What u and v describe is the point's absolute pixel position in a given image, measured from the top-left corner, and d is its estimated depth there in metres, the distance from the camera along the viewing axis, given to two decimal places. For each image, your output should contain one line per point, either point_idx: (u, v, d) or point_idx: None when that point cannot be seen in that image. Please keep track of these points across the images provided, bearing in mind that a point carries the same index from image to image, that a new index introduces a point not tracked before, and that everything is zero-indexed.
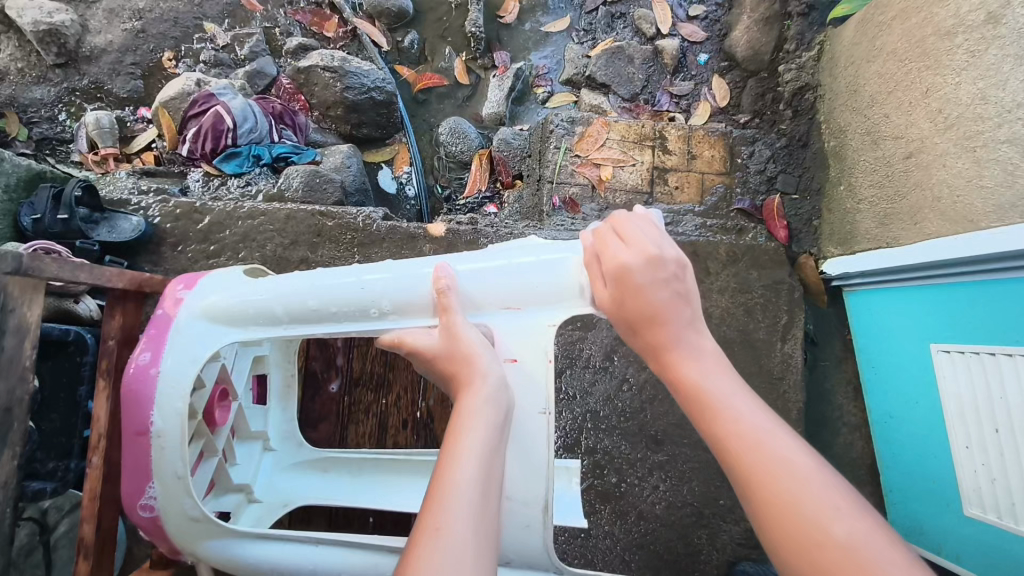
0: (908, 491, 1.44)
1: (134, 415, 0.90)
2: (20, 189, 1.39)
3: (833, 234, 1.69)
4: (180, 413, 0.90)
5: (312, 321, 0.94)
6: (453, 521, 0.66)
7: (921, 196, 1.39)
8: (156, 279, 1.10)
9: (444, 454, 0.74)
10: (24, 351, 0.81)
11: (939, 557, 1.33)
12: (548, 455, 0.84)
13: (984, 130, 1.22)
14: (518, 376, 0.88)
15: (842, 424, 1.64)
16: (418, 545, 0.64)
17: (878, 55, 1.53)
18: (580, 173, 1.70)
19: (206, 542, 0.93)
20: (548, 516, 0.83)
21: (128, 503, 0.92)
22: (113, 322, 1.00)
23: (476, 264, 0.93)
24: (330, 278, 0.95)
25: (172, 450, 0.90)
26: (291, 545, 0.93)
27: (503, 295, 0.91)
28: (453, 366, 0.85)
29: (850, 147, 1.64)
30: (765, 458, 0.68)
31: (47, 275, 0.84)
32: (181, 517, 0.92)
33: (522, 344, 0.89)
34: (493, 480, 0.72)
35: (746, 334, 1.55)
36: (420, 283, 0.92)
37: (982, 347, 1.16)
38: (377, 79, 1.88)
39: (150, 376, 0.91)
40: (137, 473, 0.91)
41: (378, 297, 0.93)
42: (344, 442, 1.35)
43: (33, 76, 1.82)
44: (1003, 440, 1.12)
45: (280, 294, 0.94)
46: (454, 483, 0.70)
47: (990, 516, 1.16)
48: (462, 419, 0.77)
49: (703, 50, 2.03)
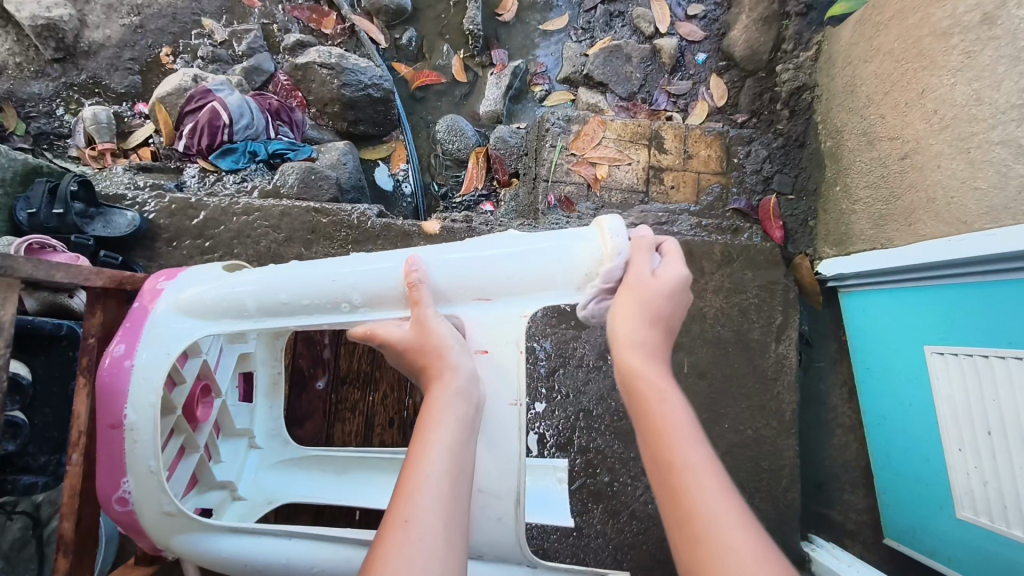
0: (899, 494, 1.44)
1: (107, 408, 0.91)
2: (16, 183, 1.40)
3: (829, 234, 1.69)
4: (154, 405, 0.90)
5: (284, 315, 0.94)
6: (421, 513, 0.67)
7: (916, 197, 1.39)
8: (139, 277, 1.08)
9: (412, 450, 0.75)
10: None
11: (931, 559, 1.34)
12: (519, 448, 0.87)
13: (978, 131, 1.22)
14: (490, 368, 0.91)
15: (836, 425, 1.65)
16: (387, 537, 0.65)
17: (875, 56, 1.53)
18: (576, 172, 1.70)
19: (180, 536, 0.94)
20: (519, 508, 0.86)
21: (104, 498, 0.92)
22: (93, 320, 0.99)
23: (449, 254, 0.91)
24: (301, 270, 0.94)
25: (145, 444, 0.90)
26: (269, 539, 0.94)
27: (474, 287, 0.90)
28: (424, 358, 0.86)
29: (846, 147, 1.64)
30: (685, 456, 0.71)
31: (21, 275, 0.83)
32: (155, 513, 0.92)
33: (492, 336, 0.92)
34: (463, 472, 0.74)
35: (740, 334, 1.55)
36: (392, 276, 0.91)
37: (975, 350, 1.16)
38: (374, 76, 1.87)
39: (124, 368, 0.91)
40: (111, 467, 0.91)
41: (349, 290, 0.92)
42: (330, 440, 1.35)
43: (31, 71, 1.82)
44: (995, 443, 1.12)
45: (251, 289, 0.94)
46: (421, 476, 0.71)
47: (982, 519, 1.16)
48: (432, 410, 0.79)
49: (701, 49, 2.03)
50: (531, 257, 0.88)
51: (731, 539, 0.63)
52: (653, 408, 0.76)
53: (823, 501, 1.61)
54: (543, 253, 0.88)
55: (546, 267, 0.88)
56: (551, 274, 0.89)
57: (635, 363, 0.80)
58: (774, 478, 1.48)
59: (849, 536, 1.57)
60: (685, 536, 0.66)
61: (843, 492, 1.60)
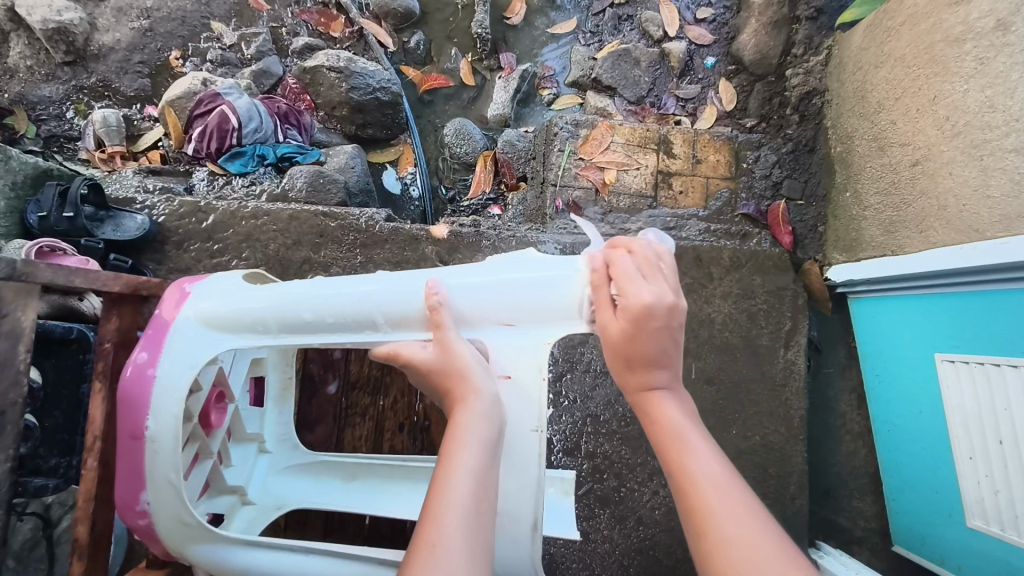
0: (908, 502, 1.43)
1: (129, 418, 0.91)
2: (27, 187, 1.41)
3: (839, 241, 1.68)
4: (175, 416, 0.91)
5: (306, 332, 0.94)
6: (448, 540, 0.67)
7: (927, 204, 1.38)
8: (154, 282, 1.10)
9: (438, 474, 0.75)
10: (18, 353, 0.81)
11: (941, 568, 1.33)
12: (540, 470, 0.85)
13: (992, 139, 1.21)
14: (513, 393, 0.89)
15: (845, 432, 1.64)
16: (416, 560, 0.65)
17: (885, 61, 1.52)
18: (583, 176, 1.70)
19: (194, 546, 0.94)
20: (536, 532, 0.85)
21: (124, 507, 0.94)
22: (109, 325, 0.99)
23: (470, 279, 0.91)
24: (324, 289, 0.93)
25: (165, 456, 0.90)
26: (278, 551, 0.94)
27: (497, 312, 0.90)
28: (447, 381, 0.86)
29: (856, 153, 1.63)
30: (695, 460, 0.74)
31: (41, 280, 0.84)
32: (172, 521, 0.92)
33: (515, 361, 0.90)
34: (487, 498, 0.74)
35: (749, 340, 1.55)
36: (413, 298, 0.91)
37: (987, 358, 1.15)
38: (383, 79, 1.88)
39: (147, 378, 0.92)
40: (131, 476, 0.92)
41: (373, 311, 0.92)
42: (341, 444, 1.35)
43: (42, 74, 1.82)
44: (1007, 452, 1.11)
45: (273, 307, 0.94)
46: (449, 501, 0.71)
47: (993, 528, 1.15)
48: (456, 434, 0.79)
49: (710, 53, 2.02)
50: (555, 284, 0.87)
51: (739, 526, 0.66)
52: (659, 418, 0.80)
53: (832, 507, 1.61)
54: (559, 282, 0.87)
55: (570, 296, 0.87)
56: (572, 303, 0.87)
57: (641, 392, 0.82)
58: (782, 485, 1.48)
59: (858, 543, 1.57)
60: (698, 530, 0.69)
61: (851, 499, 1.60)
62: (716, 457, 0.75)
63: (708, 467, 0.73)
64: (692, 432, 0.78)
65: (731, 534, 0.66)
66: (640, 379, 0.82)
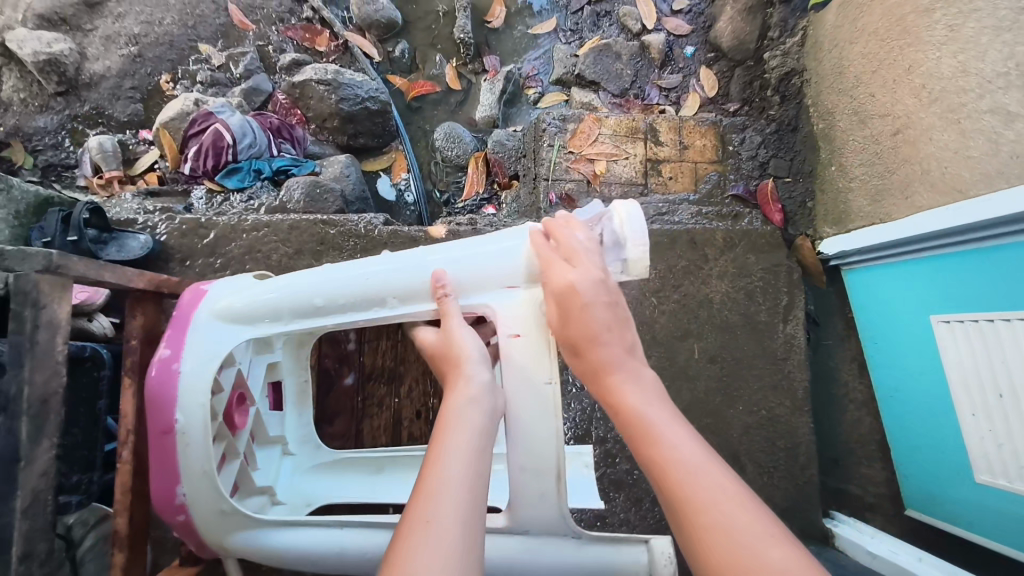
0: (917, 467, 1.46)
1: (157, 415, 0.93)
2: (29, 215, 1.43)
3: (828, 214, 1.71)
4: (204, 406, 0.93)
5: (319, 317, 0.97)
6: (440, 513, 0.69)
7: (911, 170, 1.42)
8: (173, 280, 1.11)
9: (430, 456, 0.78)
10: (56, 344, 0.83)
11: (953, 526, 1.35)
12: (556, 426, 0.88)
13: (966, 102, 1.25)
14: (524, 353, 0.91)
15: (849, 401, 1.67)
16: (407, 535, 0.68)
17: (860, 37, 1.57)
18: (575, 169, 1.74)
19: (234, 535, 0.97)
20: (560, 483, 0.89)
21: (161, 505, 0.95)
22: (135, 322, 1.02)
23: (470, 250, 0.94)
24: (333, 274, 0.96)
25: (196, 446, 0.93)
26: (318, 530, 0.97)
27: (500, 275, 0.93)
28: (448, 365, 0.92)
29: (838, 128, 1.67)
30: (674, 443, 0.76)
31: (75, 274, 0.85)
32: (211, 511, 0.95)
33: (524, 319, 0.92)
34: (481, 476, 0.76)
35: (749, 318, 1.57)
36: (418, 274, 0.94)
37: (981, 314, 1.18)
38: (371, 90, 1.90)
39: (172, 371, 0.94)
40: (164, 472, 0.94)
41: (382, 290, 0.94)
42: (360, 438, 1.37)
43: (36, 105, 1.84)
44: (1007, 405, 1.13)
45: (285, 294, 0.97)
46: (441, 478, 0.74)
47: (999, 481, 1.18)
48: (448, 420, 0.82)
49: (689, 42, 2.08)
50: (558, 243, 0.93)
51: (716, 505, 0.69)
52: (627, 404, 0.83)
53: (841, 476, 1.65)
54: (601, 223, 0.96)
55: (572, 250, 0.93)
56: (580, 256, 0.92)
57: (611, 381, 0.85)
58: (793, 456, 1.51)
59: (870, 509, 1.59)
60: (676, 512, 0.71)
61: (861, 466, 1.63)
62: (690, 437, 0.77)
63: (680, 449, 0.75)
64: (662, 415, 0.80)
65: (706, 514, 0.68)
66: (597, 359, 0.87)
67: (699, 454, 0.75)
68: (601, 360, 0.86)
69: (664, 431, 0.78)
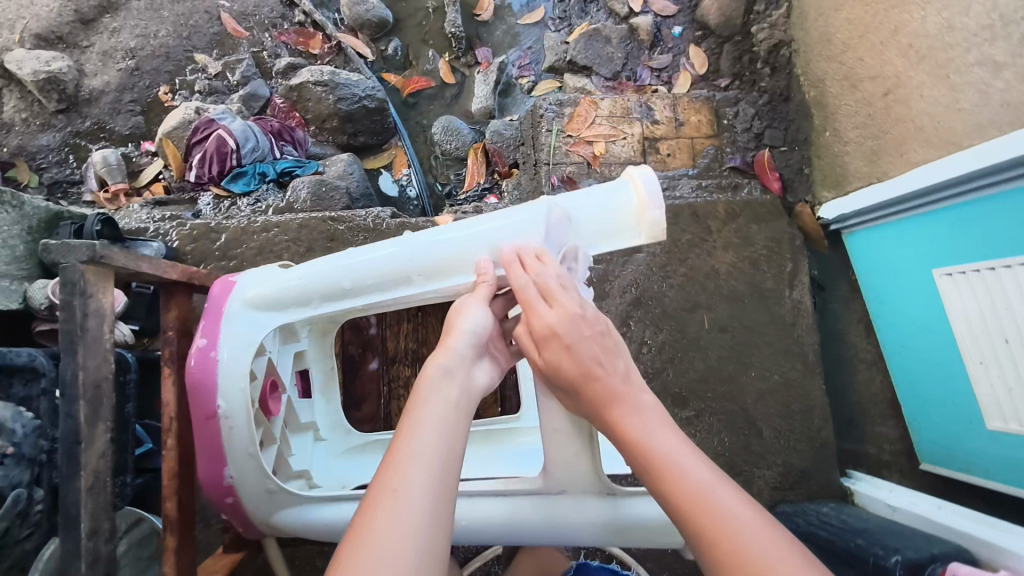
0: (928, 419, 1.49)
1: (201, 401, 0.98)
2: (41, 229, 1.43)
3: (826, 179, 1.73)
4: (243, 394, 0.97)
5: (348, 300, 0.99)
6: (408, 486, 0.67)
7: (905, 128, 1.45)
8: (203, 272, 1.13)
9: (400, 427, 0.75)
10: (103, 334, 0.89)
11: (968, 475, 1.38)
12: None
13: (954, 56, 1.28)
14: None
15: (858, 362, 1.70)
16: (371, 508, 0.66)
17: (844, 4, 1.63)
18: (574, 152, 1.76)
19: (278, 512, 1.03)
20: (593, 443, 0.94)
21: (211, 486, 1.02)
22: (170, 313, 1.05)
23: (498, 225, 0.95)
24: (361, 257, 0.98)
25: (240, 429, 0.98)
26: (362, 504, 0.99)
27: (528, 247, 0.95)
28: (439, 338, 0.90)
29: (831, 94, 1.70)
30: (688, 473, 0.73)
31: (117, 264, 0.88)
32: (258, 489, 1.00)
33: None
34: (452, 448, 0.74)
35: (755, 286, 1.60)
36: (445, 251, 0.95)
37: (982, 263, 1.21)
38: (367, 88, 1.94)
39: (211, 361, 0.99)
40: (212, 455, 1.00)
41: (410, 269, 0.96)
42: (388, 420, 1.40)
43: (38, 124, 1.86)
44: (1014, 349, 1.16)
45: (314, 280, 0.99)
46: (409, 451, 0.71)
47: (1012, 425, 1.20)
48: (421, 390, 0.79)
49: (677, 22, 2.08)
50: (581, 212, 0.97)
51: (753, 541, 0.66)
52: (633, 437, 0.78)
53: (856, 437, 1.67)
54: (611, 191, 0.97)
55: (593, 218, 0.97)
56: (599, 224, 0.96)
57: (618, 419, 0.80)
58: (807, 418, 1.54)
59: (887, 466, 1.62)
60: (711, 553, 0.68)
61: (874, 425, 1.66)
62: (702, 465, 0.74)
63: (697, 480, 0.72)
64: (670, 445, 0.76)
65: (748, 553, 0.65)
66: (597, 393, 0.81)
67: (718, 483, 0.72)
68: (604, 394, 0.81)
69: (675, 464, 0.74)
